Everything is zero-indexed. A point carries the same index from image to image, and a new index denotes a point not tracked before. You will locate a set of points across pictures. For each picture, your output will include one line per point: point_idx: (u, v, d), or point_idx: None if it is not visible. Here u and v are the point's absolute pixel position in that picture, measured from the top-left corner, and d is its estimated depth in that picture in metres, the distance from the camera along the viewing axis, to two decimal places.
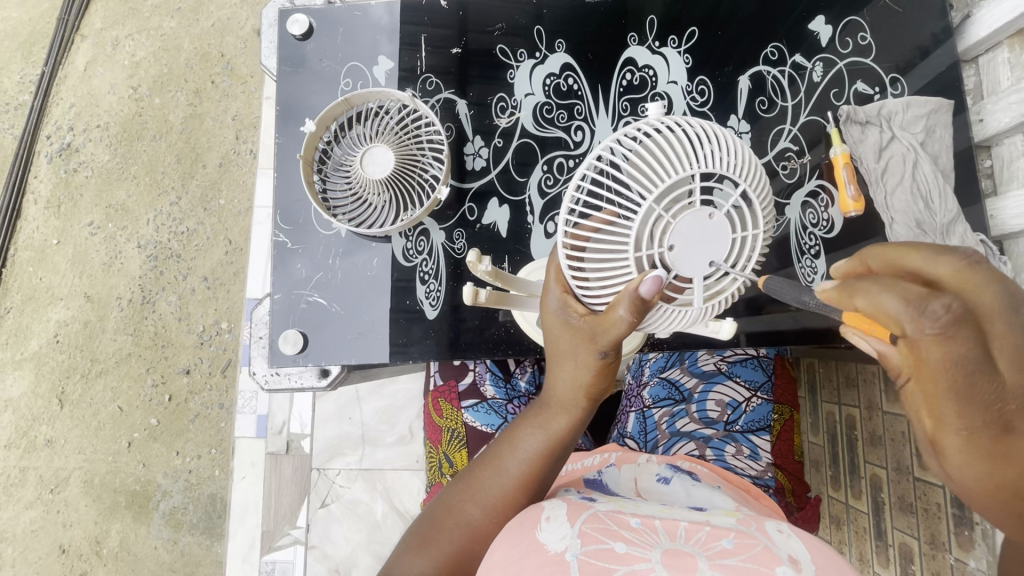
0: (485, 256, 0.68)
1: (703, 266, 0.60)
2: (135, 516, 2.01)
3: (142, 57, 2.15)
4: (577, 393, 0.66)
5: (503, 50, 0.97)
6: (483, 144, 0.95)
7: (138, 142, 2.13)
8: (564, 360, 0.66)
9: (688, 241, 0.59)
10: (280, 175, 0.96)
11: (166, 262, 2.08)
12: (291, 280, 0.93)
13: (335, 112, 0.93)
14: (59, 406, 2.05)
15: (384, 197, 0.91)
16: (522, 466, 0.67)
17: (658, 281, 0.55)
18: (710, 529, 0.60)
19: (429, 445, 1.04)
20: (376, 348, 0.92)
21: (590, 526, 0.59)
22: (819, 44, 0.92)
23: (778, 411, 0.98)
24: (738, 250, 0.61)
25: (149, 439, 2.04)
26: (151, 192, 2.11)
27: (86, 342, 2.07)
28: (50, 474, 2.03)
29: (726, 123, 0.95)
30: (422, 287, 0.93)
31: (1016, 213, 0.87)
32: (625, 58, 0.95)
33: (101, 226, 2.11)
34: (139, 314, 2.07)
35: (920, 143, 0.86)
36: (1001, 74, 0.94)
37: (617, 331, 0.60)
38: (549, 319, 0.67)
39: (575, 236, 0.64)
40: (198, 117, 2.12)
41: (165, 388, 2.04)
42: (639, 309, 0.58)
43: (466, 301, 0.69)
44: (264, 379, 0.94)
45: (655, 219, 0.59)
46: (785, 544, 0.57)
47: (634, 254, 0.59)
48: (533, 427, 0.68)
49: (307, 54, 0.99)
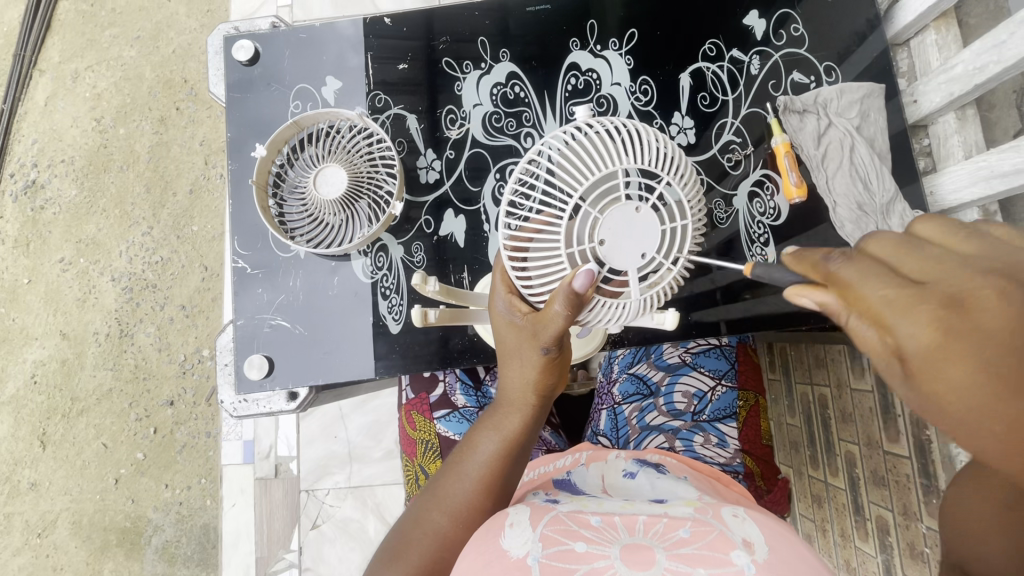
0: (432, 277, 0.68)
1: (636, 259, 0.61)
2: (127, 554, 1.97)
3: (104, 88, 2.14)
4: (525, 391, 0.71)
5: (449, 63, 0.98)
6: (436, 156, 0.96)
7: (106, 174, 2.11)
8: (511, 360, 0.71)
9: (618, 235, 0.60)
10: (234, 203, 0.96)
11: (142, 293, 2.06)
12: (253, 305, 0.93)
13: (286, 135, 0.94)
14: (42, 447, 2.02)
15: (340, 216, 0.92)
16: (482, 467, 0.69)
17: (590, 275, 0.58)
18: (667, 521, 0.60)
19: (405, 457, 1.05)
20: (343, 366, 0.92)
21: (550, 529, 0.59)
22: (755, 38, 0.95)
23: (743, 397, 1.01)
24: (670, 242, 0.62)
25: (136, 474, 2.01)
26: (123, 224, 2.09)
27: (65, 381, 2.04)
28: (36, 518, 2.00)
29: (671, 121, 0.96)
30: (384, 302, 0.93)
31: (953, 189, 0.92)
32: (569, 63, 0.97)
33: (73, 262, 2.08)
34: (118, 347, 2.04)
35: (856, 127, 0.89)
36: (931, 56, 0.97)
37: (555, 326, 0.64)
38: (497, 322, 0.71)
39: (516, 239, 0.67)
40: (164, 145, 2.10)
41: (150, 421, 2.02)
42: (575, 304, 0.61)
43: (416, 323, 0.67)
44: (233, 406, 0.94)
45: (584, 214, 0.61)
46: (739, 528, 0.58)
47: (566, 250, 0.61)
48: (489, 430, 0.72)
49: (255, 80, 0.99)
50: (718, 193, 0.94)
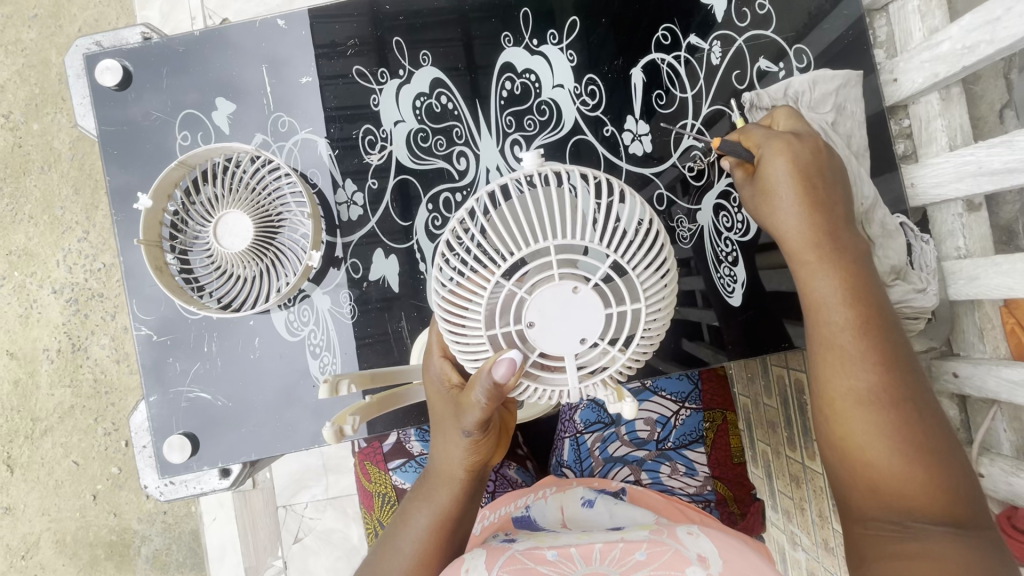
0: (345, 380, 0.57)
1: (574, 344, 0.52)
2: (117, 566, 1.92)
3: (6, 78, 1.87)
4: (453, 465, 0.61)
5: (361, 72, 0.83)
6: (357, 189, 0.83)
7: (26, 177, 1.88)
8: (437, 431, 0.62)
9: (550, 318, 0.51)
10: (127, 261, 0.82)
11: (88, 303, 1.90)
12: (166, 377, 0.82)
13: (174, 177, 0.79)
14: (10, 470, 1.92)
15: (253, 268, 0.79)
16: (413, 546, 0.60)
17: (513, 363, 0.49)
18: (623, 546, 0.56)
19: (364, 510, 0.98)
20: (276, 435, 0.82)
21: (506, 571, 0.54)
22: (715, 19, 0.83)
23: (710, 418, 0.94)
24: (615, 326, 0.53)
25: (114, 489, 1.92)
26: (54, 231, 1.89)
27: (23, 402, 1.91)
28: (18, 541, 1.93)
29: (623, 127, 0.83)
30: (314, 362, 0.83)
31: (936, 183, 0.81)
32: (502, 63, 0.83)
33: (7, 276, 1.89)
34: (73, 363, 1.90)
35: (830, 123, 0.79)
36: (913, 24, 0.84)
37: (478, 412, 0.55)
38: (429, 388, 0.62)
39: (448, 302, 0.55)
40: (87, 141, 1.88)
41: (120, 434, 1.91)
42: (497, 392, 0.52)
43: (330, 442, 0.55)
44: (161, 489, 0.84)
45: (511, 290, 0.52)
46: (693, 545, 0.55)
47: (488, 331, 0.53)
48: (419, 502, 0.63)
49: (131, 106, 0.83)
50: (680, 209, 0.83)
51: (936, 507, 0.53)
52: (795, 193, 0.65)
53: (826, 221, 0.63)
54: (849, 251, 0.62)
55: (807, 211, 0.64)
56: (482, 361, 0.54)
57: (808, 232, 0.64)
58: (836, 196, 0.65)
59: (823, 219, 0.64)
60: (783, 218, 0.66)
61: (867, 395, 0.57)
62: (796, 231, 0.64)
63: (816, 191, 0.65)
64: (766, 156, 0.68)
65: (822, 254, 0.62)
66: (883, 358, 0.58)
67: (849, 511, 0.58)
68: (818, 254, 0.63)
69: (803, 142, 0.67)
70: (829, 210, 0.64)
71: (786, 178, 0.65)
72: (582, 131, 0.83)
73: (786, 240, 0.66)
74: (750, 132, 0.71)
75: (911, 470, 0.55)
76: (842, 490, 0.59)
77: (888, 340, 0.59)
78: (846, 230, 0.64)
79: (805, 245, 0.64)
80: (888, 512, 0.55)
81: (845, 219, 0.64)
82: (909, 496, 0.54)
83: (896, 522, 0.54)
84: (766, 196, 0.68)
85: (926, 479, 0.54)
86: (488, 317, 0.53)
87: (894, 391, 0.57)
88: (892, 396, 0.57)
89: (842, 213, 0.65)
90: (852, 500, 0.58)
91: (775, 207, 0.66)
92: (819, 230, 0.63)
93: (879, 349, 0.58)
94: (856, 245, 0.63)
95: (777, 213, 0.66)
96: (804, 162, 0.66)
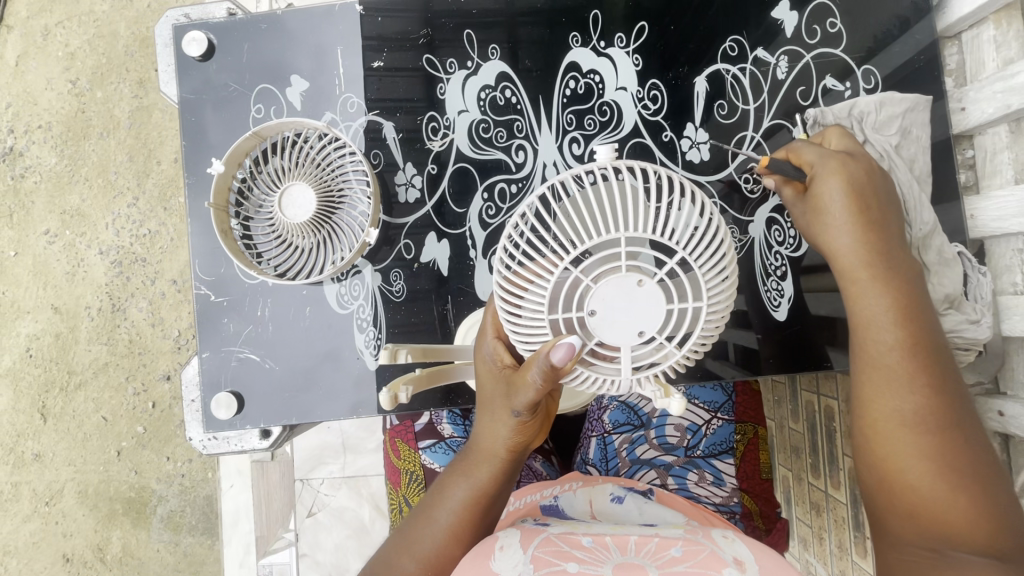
0: (402, 348, 0.60)
1: (632, 335, 0.53)
2: (133, 522, 1.99)
3: (77, 46, 1.97)
4: (496, 443, 0.62)
5: (431, 61, 0.86)
6: (416, 172, 0.86)
7: (86, 141, 1.98)
8: (485, 410, 0.63)
9: (612, 308, 0.53)
10: (193, 222, 0.86)
11: (131, 267, 1.98)
12: (219, 336, 0.86)
13: (247, 147, 0.83)
14: (42, 419, 2.00)
15: (311, 239, 0.83)
16: (450, 518, 0.62)
17: (571, 348, 0.51)
18: (658, 540, 0.58)
19: (389, 485, 1.00)
20: (318, 402, 0.85)
21: (542, 551, 0.56)
22: (784, 34, 0.83)
23: (741, 431, 0.94)
24: (675, 321, 0.54)
25: (137, 447, 1.99)
26: (106, 195, 1.97)
27: (61, 354, 1.99)
28: (43, 488, 2.00)
29: (682, 133, 0.84)
30: (360, 336, 0.85)
31: (998, 216, 0.80)
32: (568, 62, 0.85)
33: (59, 234, 1.99)
34: (111, 323, 1.98)
35: (894, 146, 0.79)
36: (987, 55, 0.83)
37: (531, 393, 0.57)
38: (480, 366, 0.64)
39: (509, 283, 0.57)
40: (146, 110, 1.97)
41: (148, 395, 1.98)
42: (552, 375, 0.53)
43: (385, 405, 0.57)
44: (204, 443, 0.88)
45: (576, 277, 0.53)
46: (729, 548, 0.56)
47: (550, 316, 0.54)
48: (458, 476, 0.64)
49: (212, 77, 0.87)
50: (732, 219, 0.83)
51: (977, 538, 0.53)
52: (850, 214, 0.64)
53: (878, 242, 0.63)
54: (901, 274, 0.62)
55: (863, 232, 0.63)
56: (539, 344, 0.56)
57: (860, 252, 0.63)
58: (890, 219, 0.65)
59: (877, 242, 0.63)
60: (834, 238, 0.65)
61: (913, 420, 0.57)
62: (846, 250, 0.64)
63: (870, 212, 0.64)
64: (821, 176, 0.66)
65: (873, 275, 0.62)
66: (929, 381, 0.58)
67: (883, 533, 0.58)
68: (868, 276, 0.62)
69: (859, 163, 0.66)
70: (883, 232, 0.63)
71: (842, 200, 0.64)
72: (642, 134, 0.84)
73: (835, 259, 0.65)
74: (803, 151, 0.69)
75: (956, 498, 0.54)
76: (879, 513, 0.59)
77: (937, 365, 0.59)
78: (900, 254, 0.63)
79: (856, 265, 0.63)
80: (927, 539, 0.55)
81: (898, 242, 0.64)
82: (951, 525, 0.54)
83: (934, 549, 0.54)
84: (818, 215, 0.67)
85: (971, 509, 0.54)
86: (551, 302, 0.55)
87: (941, 418, 0.57)
88: (938, 422, 0.57)
89: (896, 235, 0.64)
90: (890, 524, 0.57)
91: (827, 225, 0.65)
92: (872, 250, 0.62)
93: (927, 373, 0.58)
94: (909, 268, 0.62)
95: (830, 232, 0.65)
96: (860, 185, 0.65)
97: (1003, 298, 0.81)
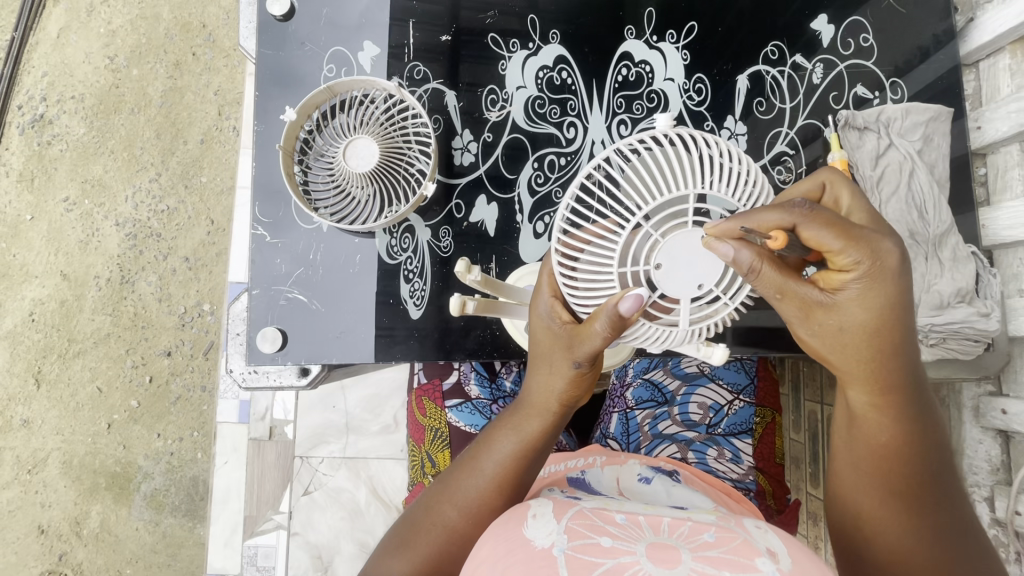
0: (474, 266, 0.65)
1: (692, 288, 0.59)
2: (115, 498, 1.90)
3: (119, 25, 1.98)
4: (551, 398, 0.64)
5: (495, 39, 0.93)
6: (473, 138, 0.92)
7: (116, 115, 1.97)
8: (540, 364, 0.64)
9: (675, 262, 0.58)
10: (259, 165, 0.91)
11: (146, 241, 1.94)
12: (269, 275, 0.90)
13: (318, 100, 0.87)
14: (36, 385, 1.91)
15: (368, 190, 0.86)
16: (496, 468, 0.64)
17: (639, 299, 0.55)
18: (692, 524, 0.55)
19: (412, 443, 1.03)
20: (356, 347, 0.89)
21: (576, 523, 0.55)
22: (821, 44, 0.91)
23: (760, 414, 1.01)
24: (728, 278, 0.60)
25: (129, 421, 1.91)
26: (130, 168, 1.95)
27: (64, 322, 1.93)
28: (27, 455, 1.90)
29: (723, 124, 0.92)
30: (406, 285, 0.90)
31: (1008, 224, 0.87)
32: (622, 52, 0.92)
33: (77, 203, 1.95)
34: (118, 294, 1.93)
35: (917, 151, 0.86)
36: (1002, 80, 0.90)
37: (595, 343, 0.58)
38: (535, 322, 0.64)
39: (570, 240, 0.62)
40: (178, 91, 1.96)
41: (146, 369, 1.91)
42: (618, 325, 0.56)
43: (453, 312, 0.65)
44: (242, 377, 0.91)
45: (643, 234, 0.58)
46: (762, 537, 0.53)
47: (618, 271, 0.59)
48: (506, 430, 0.66)
49: (289, 35, 0.93)
50: None
51: None
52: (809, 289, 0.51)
53: (838, 319, 0.51)
54: (870, 351, 0.51)
55: (857, 339, 0.51)
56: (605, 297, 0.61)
57: (816, 328, 0.52)
58: (877, 290, 0.49)
59: (836, 319, 0.51)
60: (790, 307, 0.53)
61: (860, 511, 0.55)
62: (801, 322, 0.53)
63: (885, 317, 0.50)
64: (845, 274, 0.50)
65: (831, 349, 0.53)
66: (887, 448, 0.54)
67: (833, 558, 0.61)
68: (824, 350, 0.53)
69: (888, 252, 0.49)
70: (848, 309, 0.50)
71: (859, 310, 0.50)
72: (684, 122, 0.92)
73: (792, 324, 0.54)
74: (805, 230, 0.49)
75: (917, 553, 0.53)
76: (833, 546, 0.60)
77: (911, 458, 0.54)
78: (899, 348, 0.52)
79: (812, 338, 0.53)
80: None
81: (872, 320, 0.50)
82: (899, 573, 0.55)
83: None
84: (823, 313, 0.51)
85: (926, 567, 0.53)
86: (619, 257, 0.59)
87: (902, 506, 0.54)
88: (896, 517, 0.54)
89: (907, 330, 0.51)
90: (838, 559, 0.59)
91: (794, 295, 0.52)
92: (826, 329, 0.52)
93: (887, 464, 0.55)
94: (883, 344, 0.51)
95: (788, 304, 0.53)
96: (880, 294, 0.49)
97: (1010, 300, 0.87)
